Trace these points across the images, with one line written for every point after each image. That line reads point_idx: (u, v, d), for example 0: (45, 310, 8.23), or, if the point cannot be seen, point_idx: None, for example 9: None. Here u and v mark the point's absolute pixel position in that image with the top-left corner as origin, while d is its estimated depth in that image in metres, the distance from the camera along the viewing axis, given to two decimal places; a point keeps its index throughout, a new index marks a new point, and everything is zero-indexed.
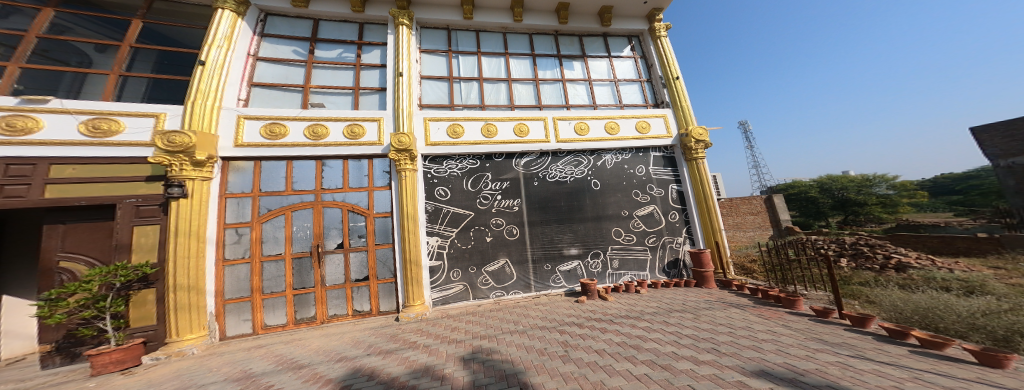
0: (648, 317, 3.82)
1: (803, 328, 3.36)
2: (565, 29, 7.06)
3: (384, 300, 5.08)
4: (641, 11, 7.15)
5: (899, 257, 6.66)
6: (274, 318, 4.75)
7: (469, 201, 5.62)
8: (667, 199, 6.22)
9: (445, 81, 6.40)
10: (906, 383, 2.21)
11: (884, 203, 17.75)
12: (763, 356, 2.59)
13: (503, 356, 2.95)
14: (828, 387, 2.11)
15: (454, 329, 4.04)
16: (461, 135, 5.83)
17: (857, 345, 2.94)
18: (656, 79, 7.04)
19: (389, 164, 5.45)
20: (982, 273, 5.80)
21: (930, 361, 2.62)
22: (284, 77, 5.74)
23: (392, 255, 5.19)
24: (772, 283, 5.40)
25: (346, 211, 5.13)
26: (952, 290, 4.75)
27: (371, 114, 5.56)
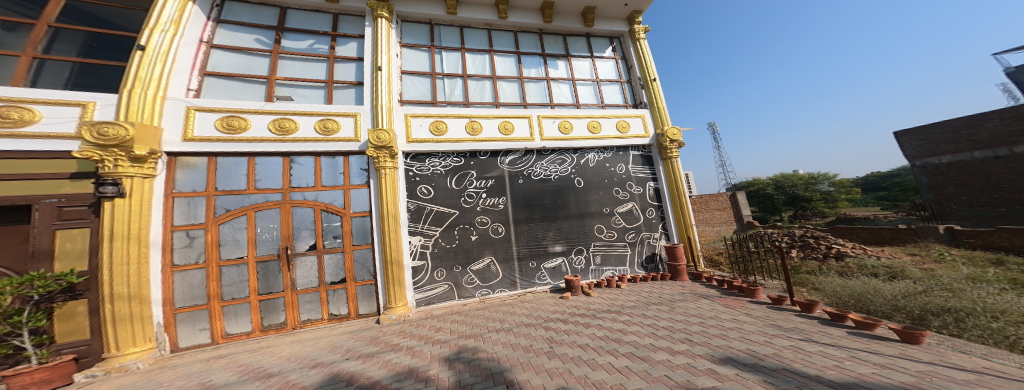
0: (628, 310, 3.99)
1: (762, 315, 3.67)
2: (550, 28, 7.12)
3: (362, 302, 4.89)
4: (622, 13, 7.36)
5: (838, 247, 7.45)
6: (237, 326, 4.43)
7: (453, 199, 5.53)
8: (646, 196, 6.49)
9: (427, 77, 6.24)
10: (846, 362, 2.48)
11: (826, 198, 19.71)
12: (730, 344, 2.80)
13: (489, 354, 2.95)
14: (784, 369, 2.31)
15: (439, 330, 3.98)
16: (444, 132, 5.72)
17: (806, 329, 3.25)
18: (635, 81, 7.30)
19: (367, 161, 5.23)
20: (903, 260, 6.66)
21: (865, 340, 2.96)
22: (245, 67, 5.32)
23: (370, 256, 5.00)
24: (735, 274, 5.83)
25: (319, 211, 4.86)
26: (880, 275, 5.41)
27: (347, 109, 5.30)
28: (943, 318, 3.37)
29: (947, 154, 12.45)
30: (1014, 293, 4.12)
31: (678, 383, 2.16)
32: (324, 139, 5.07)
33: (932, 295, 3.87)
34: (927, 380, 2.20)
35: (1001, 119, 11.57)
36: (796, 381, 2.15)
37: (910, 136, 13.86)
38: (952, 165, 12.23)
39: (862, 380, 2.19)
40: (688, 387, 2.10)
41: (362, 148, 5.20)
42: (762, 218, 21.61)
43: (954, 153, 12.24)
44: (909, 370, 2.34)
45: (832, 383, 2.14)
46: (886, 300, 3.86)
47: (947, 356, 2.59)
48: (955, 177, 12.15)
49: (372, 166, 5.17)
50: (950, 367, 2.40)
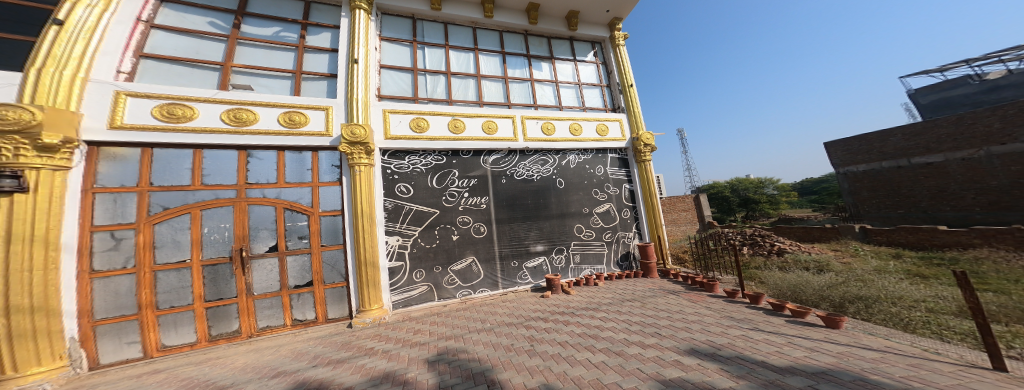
0: (604, 307, 4.15)
1: (719, 308, 3.99)
2: (534, 29, 7.17)
3: (331, 306, 4.60)
4: (603, 19, 7.59)
5: (780, 244, 8.32)
6: (177, 337, 3.97)
7: (433, 198, 5.40)
8: (622, 197, 6.78)
9: (408, 72, 6.03)
10: (785, 347, 2.79)
11: (771, 201, 21.86)
12: (693, 335, 3.02)
13: (470, 355, 2.92)
14: (737, 357, 2.54)
15: (417, 332, 3.85)
16: (425, 129, 5.56)
17: (754, 319, 3.60)
18: (614, 85, 7.59)
19: (338, 157, 4.93)
20: (829, 255, 7.63)
21: (798, 327, 3.34)
22: (194, 51, 4.78)
23: (341, 257, 4.72)
24: (697, 270, 6.30)
25: (281, 209, 4.51)
26: (810, 269, 6.17)
27: (318, 101, 4.96)
28: (857, 305, 3.90)
29: (863, 163, 14.29)
30: (908, 282, 4.90)
31: (650, 374, 2.29)
32: (292, 133, 4.70)
33: (849, 285, 4.47)
34: (845, 359, 2.53)
35: (902, 135, 13.34)
36: (747, 367, 2.37)
37: (836, 146, 15.67)
38: (867, 173, 14.11)
39: (798, 363, 2.47)
40: (659, 378, 2.22)
41: (334, 143, 4.88)
42: (719, 219, 23.46)
43: (868, 163, 14.11)
44: (832, 352, 2.68)
45: (776, 367, 2.39)
46: (815, 290, 4.38)
47: (860, 338, 3.01)
48: (869, 183, 14.03)
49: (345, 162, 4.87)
50: (861, 347, 2.78)
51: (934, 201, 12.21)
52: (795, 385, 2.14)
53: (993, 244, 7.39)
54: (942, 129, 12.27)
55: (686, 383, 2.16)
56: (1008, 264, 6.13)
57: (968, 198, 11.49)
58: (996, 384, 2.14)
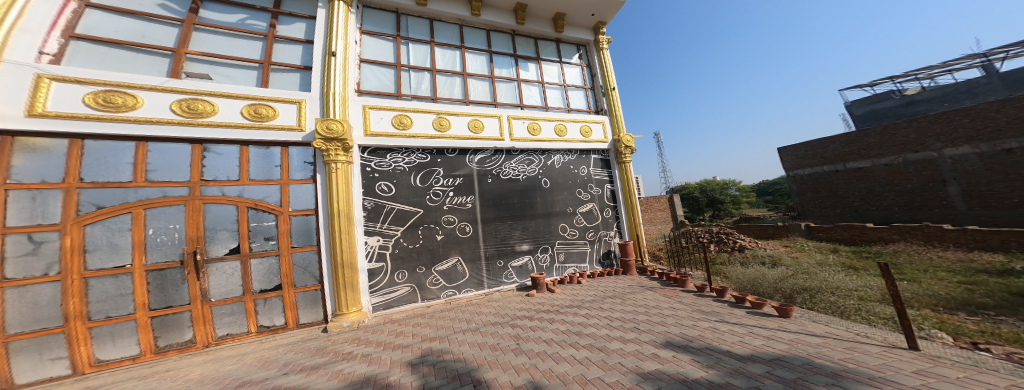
0: (587, 305, 4.25)
1: (691, 302, 4.23)
2: (522, 30, 7.18)
3: (302, 311, 4.34)
4: (588, 23, 7.73)
5: (741, 241, 8.97)
6: (115, 351, 3.57)
7: (417, 197, 5.27)
8: (604, 197, 6.97)
9: (391, 68, 5.84)
10: (746, 336, 3.01)
11: (733, 201, 23.46)
12: (668, 329, 3.18)
13: (455, 355, 2.87)
14: (707, 348, 2.71)
15: (400, 334, 3.73)
16: (408, 126, 5.40)
17: (721, 311, 3.85)
18: (598, 88, 7.77)
19: (310, 153, 4.65)
20: (780, 250, 8.38)
21: (757, 317, 3.62)
22: (140, 35, 4.31)
23: (313, 258, 4.47)
24: (671, 267, 6.64)
25: (244, 208, 4.19)
26: (765, 263, 6.74)
27: (291, 94, 4.68)
28: (803, 295, 4.31)
29: (808, 167, 15.74)
30: (844, 273, 5.51)
31: (630, 368, 2.37)
32: (258, 126, 4.38)
33: (798, 277, 4.92)
34: (794, 345, 2.78)
35: (839, 142, 14.72)
36: (716, 357, 2.53)
37: (788, 150, 17.04)
38: (811, 177, 15.58)
39: (757, 351, 2.68)
40: (638, 371, 2.31)
41: (308, 139, 4.61)
42: (690, 218, 24.83)
43: (812, 167, 15.55)
44: (784, 339, 2.93)
45: (740, 356, 2.58)
46: (770, 283, 4.77)
47: (805, 325, 3.32)
48: (813, 186, 15.48)
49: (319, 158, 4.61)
50: (807, 334, 3.07)
51: (864, 201, 13.68)
52: (757, 371, 2.32)
53: (908, 240, 8.55)
54: (870, 139, 13.70)
55: (664, 375, 2.25)
56: (919, 256, 7.11)
57: (887, 199, 13.07)
58: (911, 361, 2.45)
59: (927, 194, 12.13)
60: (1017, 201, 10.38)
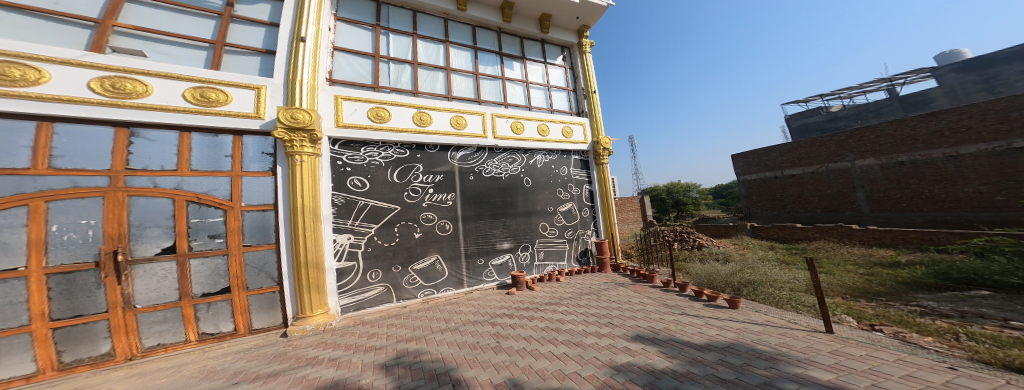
0: (565, 301, 4.35)
1: (658, 297, 4.49)
2: (508, 28, 7.12)
3: (255, 315, 4.00)
4: (572, 25, 7.84)
5: (700, 239, 9.67)
6: (4, 369, 3.03)
7: (394, 194, 5.07)
8: (582, 197, 7.15)
9: (369, 58, 5.57)
10: (703, 327, 3.25)
11: (694, 203, 25.13)
12: (638, 323, 3.35)
13: (433, 356, 2.80)
14: (672, 339, 2.90)
15: (372, 336, 3.57)
16: (386, 120, 5.17)
17: (683, 305, 4.13)
18: (580, 90, 7.93)
19: (269, 144, 4.28)
20: (728, 247, 9.18)
21: (712, 309, 3.93)
22: (57, 2, 3.72)
23: (271, 257, 4.15)
24: (641, 264, 7.00)
25: (183, 202, 3.76)
26: (718, 259, 7.34)
27: (249, 79, 4.27)
28: (747, 288, 4.75)
29: (754, 173, 17.33)
30: (779, 267, 6.17)
31: (605, 362, 2.47)
32: (204, 111, 3.94)
33: (745, 271, 5.41)
34: (741, 334, 3.06)
35: (779, 151, 16.26)
36: (679, 347, 2.72)
37: (739, 158, 18.54)
38: (756, 182, 17.19)
39: (713, 340, 2.91)
40: (612, 364, 2.41)
41: (268, 127, 4.24)
42: (657, 218, 26.22)
43: (757, 174, 17.15)
44: (734, 328, 3.21)
45: (698, 345, 2.79)
46: (722, 277, 5.19)
47: (748, 315, 3.68)
48: (758, 190, 17.04)
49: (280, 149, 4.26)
50: (751, 323, 3.40)
51: (795, 204, 15.40)
52: (711, 359, 2.52)
53: (826, 236, 9.76)
54: (802, 149, 15.30)
55: (634, 367, 2.37)
56: (833, 251, 8.24)
57: (810, 202, 14.81)
58: (827, 343, 2.84)
59: (841, 198, 13.81)
60: (904, 205, 12.06)
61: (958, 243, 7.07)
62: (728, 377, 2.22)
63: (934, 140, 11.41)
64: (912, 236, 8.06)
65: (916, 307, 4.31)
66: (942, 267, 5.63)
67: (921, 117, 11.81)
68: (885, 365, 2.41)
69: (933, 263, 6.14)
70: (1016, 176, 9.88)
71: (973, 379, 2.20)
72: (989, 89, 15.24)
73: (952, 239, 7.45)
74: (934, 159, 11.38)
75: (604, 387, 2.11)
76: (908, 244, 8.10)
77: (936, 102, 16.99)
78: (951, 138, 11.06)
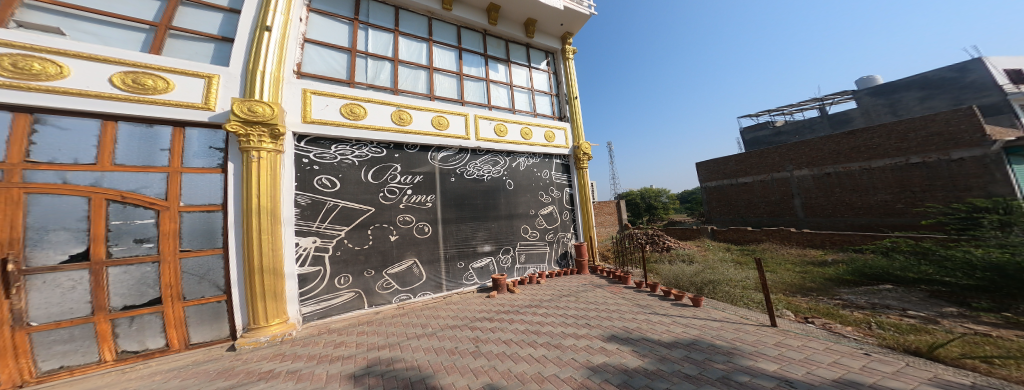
0: (545, 304, 4.39)
1: (633, 297, 4.66)
2: (493, 31, 7.13)
3: (192, 328, 3.63)
4: (557, 31, 8.00)
5: (669, 241, 10.16)
6: None
7: (368, 195, 4.86)
8: (563, 201, 7.27)
9: (345, 52, 5.33)
10: (671, 325, 3.42)
11: (664, 207, 26.44)
12: (613, 323, 3.45)
13: (407, 363, 2.71)
14: (644, 338, 3.02)
15: (340, 345, 3.38)
16: (360, 117, 4.96)
17: (654, 304, 4.32)
18: (562, 95, 8.09)
19: (218, 138, 3.93)
20: (693, 249, 9.74)
21: (678, 307, 4.16)
22: None
23: (216, 264, 3.77)
24: (616, 266, 7.23)
25: (103, 201, 3.31)
26: (684, 260, 7.76)
27: (198, 67, 3.89)
28: (709, 287, 5.05)
29: (714, 180, 18.58)
30: (735, 268, 6.65)
31: (582, 363, 2.52)
32: (136, 99, 3.50)
33: (707, 272, 5.74)
34: (705, 330, 3.25)
35: (735, 161, 17.51)
36: (651, 346, 2.83)
37: (702, 166, 19.78)
38: (715, 189, 18.46)
39: (680, 337, 3.07)
40: (589, 365, 2.46)
41: (218, 120, 3.87)
42: (631, 221, 27.04)
43: (717, 181, 18.41)
44: (698, 325, 3.40)
45: (667, 343, 2.92)
46: (687, 277, 5.47)
47: (710, 312, 3.93)
48: (717, 196, 18.27)
49: (232, 143, 3.90)
50: (711, 319, 3.63)
51: (746, 209, 16.72)
52: (678, 356, 2.65)
53: (771, 238, 10.73)
54: (753, 159, 16.60)
55: (610, 367, 2.44)
56: (773, 252, 9.03)
57: (759, 208, 16.17)
58: (772, 335, 3.10)
59: (783, 204, 15.17)
60: (830, 211, 13.49)
61: (868, 244, 8.01)
62: (693, 373, 2.34)
63: (853, 154, 12.78)
64: (836, 238, 9.00)
65: (839, 300, 4.83)
66: (857, 264, 6.32)
67: (843, 134, 13.21)
68: (817, 353, 2.69)
69: (851, 261, 6.90)
70: (912, 187, 11.33)
71: (883, 362, 2.51)
72: (894, 111, 16.73)
73: (865, 240, 8.41)
74: (852, 171, 12.81)
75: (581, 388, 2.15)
76: (832, 244, 9.06)
77: (854, 122, 18.40)
78: (866, 153, 12.45)
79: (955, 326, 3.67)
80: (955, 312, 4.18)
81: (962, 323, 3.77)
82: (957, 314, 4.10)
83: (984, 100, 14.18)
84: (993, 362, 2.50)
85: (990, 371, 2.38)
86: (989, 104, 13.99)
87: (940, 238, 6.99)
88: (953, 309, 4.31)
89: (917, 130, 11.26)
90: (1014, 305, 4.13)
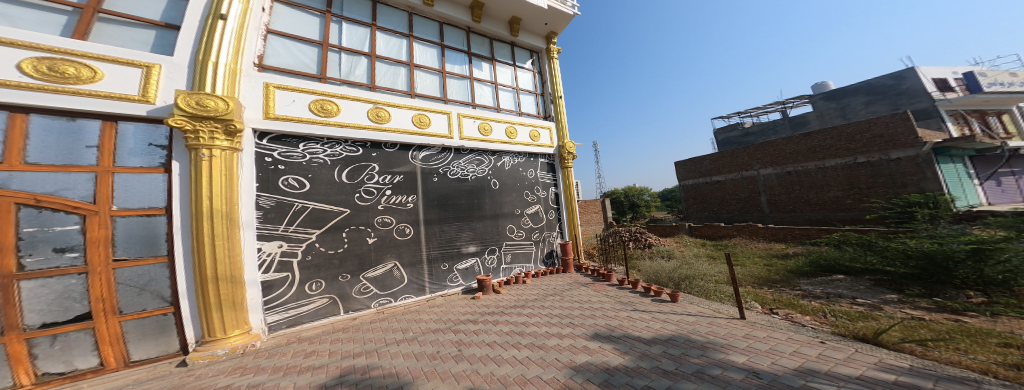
0: (531, 304, 4.39)
1: (615, 295, 4.74)
2: (477, 28, 7.05)
3: (133, 345, 3.31)
4: (541, 30, 8.01)
5: (650, 238, 10.46)
6: None
7: (342, 195, 4.68)
8: (548, 200, 7.30)
9: (317, 46, 5.12)
10: (650, 322, 3.50)
11: (646, 205, 27.23)
12: (596, 321, 3.50)
13: (385, 370, 2.62)
14: (625, 335, 3.08)
15: (311, 355, 3.23)
16: (332, 114, 4.75)
17: (635, 301, 4.42)
18: (547, 95, 8.12)
19: (160, 134, 3.60)
20: (671, 245, 10.09)
21: (657, 303, 4.29)
22: None
23: (159, 273, 3.46)
24: (601, 263, 7.37)
25: (12, 206, 2.90)
26: (664, 256, 8.01)
27: (137, 56, 3.57)
28: (685, 282, 5.23)
29: (690, 179, 19.30)
30: (710, 262, 6.94)
31: (565, 363, 2.52)
32: (54, 89, 3.12)
33: (684, 267, 5.95)
34: (681, 325, 3.36)
35: (709, 160, 18.25)
36: (631, 343, 2.89)
37: (679, 165, 20.49)
38: (691, 187, 19.18)
39: (659, 333, 3.15)
40: (571, 365, 2.48)
41: (158, 114, 3.54)
42: (616, 219, 27.57)
43: (693, 180, 19.14)
44: (676, 321, 3.51)
45: (646, 340, 2.99)
46: (665, 273, 5.65)
47: (687, 307, 4.06)
48: (694, 194, 18.98)
49: (175, 140, 3.57)
50: (687, 314, 3.75)
51: (720, 206, 17.50)
52: (656, 352, 2.72)
53: (741, 234, 11.26)
54: (725, 159, 17.38)
55: (592, 366, 2.46)
56: (742, 247, 9.51)
57: (731, 205, 16.95)
58: (742, 328, 3.25)
59: (750, 201, 15.96)
60: (792, 206, 14.36)
61: (822, 237, 8.60)
62: (670, 369, 2.40)
63: (810, 154, 13.70)
64: (796, 233, 9.62)
65: (798, 291, 5.14)
66: (813, 257, 6.79)
67: (801, 136, 14.12)
68: (780, 343, 2.83)
69: (808, 254, 7.38)
70: (859, 184, 12.22)
71: (835, 350, 2.68)
72: (844, 115, 18.16)
73: (821, 234, 8.99)
74: (810, 170, 13.70)
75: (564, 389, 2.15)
76: (793, 238, 9.64)
77: (812, 124, 19.69)
78: (820, 153, 13.39)
79: (895, 312, 3.98)
80: (894, 298, 4.55)
81: (901, 309, 4.10)
82: (896, 301, 4.46)
83: (916, 106, 15.30)
84: (928, 345, 2.73)
85: (924, 353, 2.58)
86: (921, 109, 15.15)
87: (881, 230, 7.61)
88: (893, 295, 4.70)
89: (863, 132, 12.20)
90: (942, 291, 4.58)
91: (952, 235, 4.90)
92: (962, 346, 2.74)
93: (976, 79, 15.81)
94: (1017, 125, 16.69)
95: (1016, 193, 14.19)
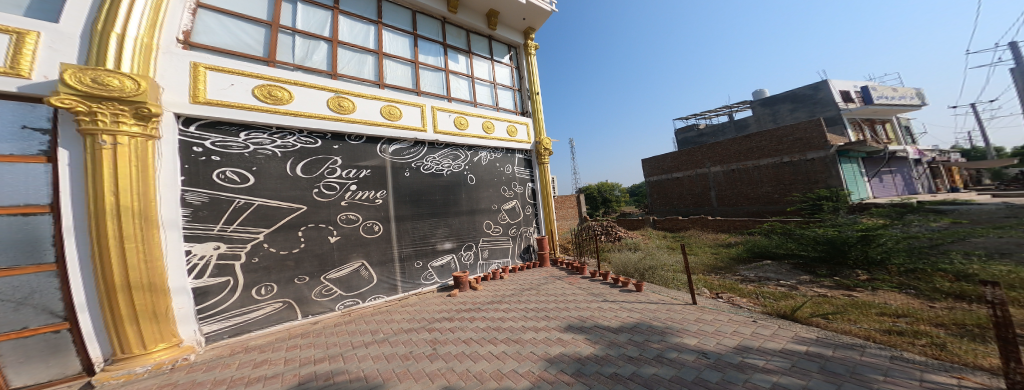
0: (507, 299, 4.39)
1: (588, 287, 4.88)
2: (453, 19, 6.81)
3: (12, 369, 2.79)
4: (519, 25, 7.92)
5: (619, 231, 10.94)
6: None
7: (296, 191, 4.32)
8: (525, 195, 7.31)
9: (265, 26, 4.63)
10: (620, 311, 3.65)
11: (614, 201, 28.36)
12: (569, 313, 3.58)
13: (352, 375, 2.47)
14: (596, 326, 3.18)
15: (263, 364, 2.96)
16: (280, 101, 4.34)
17: (604, 292, 4.58)
18: (525, 91, 8.08)
19: (39, 115, 3.01)
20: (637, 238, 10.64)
21: (625, 293, 4.49)
22: None
23: (44, 284, 2.92)
24: (575, 257, 7.59)
25: None
26: (630, 249, 8.43)
27: (8, 21, 2.97)
28: (647, 271, 5.56)
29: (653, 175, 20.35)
30: (668, 253, 7.43)
31: (541, 355, 2.55)
32: None
33: (649, 258, 6.32)
34: (646, 313, 3.53)
35: (669, 158, 19.28)
36: (600, 333, 2.99)
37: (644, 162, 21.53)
38: (654, 183, 20.27)
39: (626, 321, 3.29)
40: (546, 357, 2.50)
41: (33, 91, 2.95)
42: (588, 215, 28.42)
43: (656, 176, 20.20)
44: (641, 309, 3.69)
45: (614, 328, 3.10)
46: (631, 264, 5.94)
47: (651, 295, 4.29)
48: (657, 189, 20.06)
49: (62, 123, 2.99)
50: (653, 302, 3.96)
51: (678, 201, 18.71)
52: (623, 340, 2.83)
53: (695, 226, 12.13)
54: (682, 156, 18.49)
55: (565, 357, 2.50)
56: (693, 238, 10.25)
57: (687, 199, 18.18)
58: (694, 312, 3.48)
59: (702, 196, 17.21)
60: (734, 200, 15.69)
61: (756, 228, 9.54)
62: (636, 355, 2.51)
63: (748, 154, 15.05)
64: (738, 224, 10.49)
65: (738, 276, 5.66)
66: (748, 245, 7.43)
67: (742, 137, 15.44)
68: (723, 325, 3.08)
69: (745, 242, 8.13)
70: (784, 180, 13.71)
71: (765, 327, 2.97)
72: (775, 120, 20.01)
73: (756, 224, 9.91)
74: (748, 168, 15.04)
75: (538, 381, 2.16)
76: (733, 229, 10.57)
77: (750, 127, 21.65)
78: (756, 153, 14.74)
79: (807, 290, 4.50)
80: (807, 278, 5.15)
81: (812, 288, 4.65)
82: (808, 281, 5.04)
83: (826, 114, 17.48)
84: (829, 318, 3.14)
85: (827, 325, 2.94)
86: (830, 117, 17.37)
87: (796, 221, 8.58)
88: (807, 276, 5.32)
89: (788, 135, 13.60)
90: (840, 270, 5.32)
91: (847, 225, 5.64)
92: (853, 317, 3.17)
93: (871, 91, 18.16)
94: (896, 134, 19.75)
95: (893, 188, 16.84)
